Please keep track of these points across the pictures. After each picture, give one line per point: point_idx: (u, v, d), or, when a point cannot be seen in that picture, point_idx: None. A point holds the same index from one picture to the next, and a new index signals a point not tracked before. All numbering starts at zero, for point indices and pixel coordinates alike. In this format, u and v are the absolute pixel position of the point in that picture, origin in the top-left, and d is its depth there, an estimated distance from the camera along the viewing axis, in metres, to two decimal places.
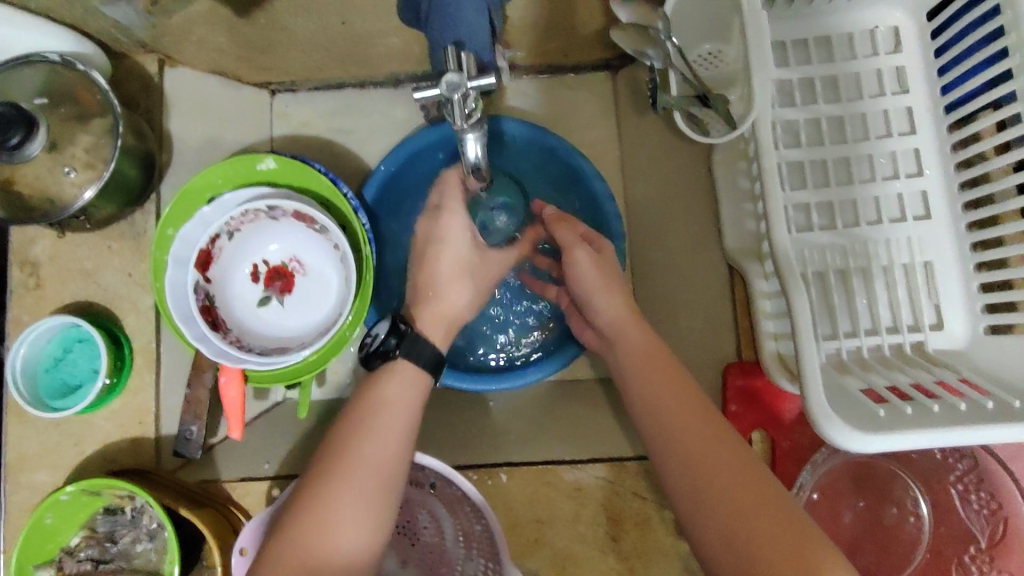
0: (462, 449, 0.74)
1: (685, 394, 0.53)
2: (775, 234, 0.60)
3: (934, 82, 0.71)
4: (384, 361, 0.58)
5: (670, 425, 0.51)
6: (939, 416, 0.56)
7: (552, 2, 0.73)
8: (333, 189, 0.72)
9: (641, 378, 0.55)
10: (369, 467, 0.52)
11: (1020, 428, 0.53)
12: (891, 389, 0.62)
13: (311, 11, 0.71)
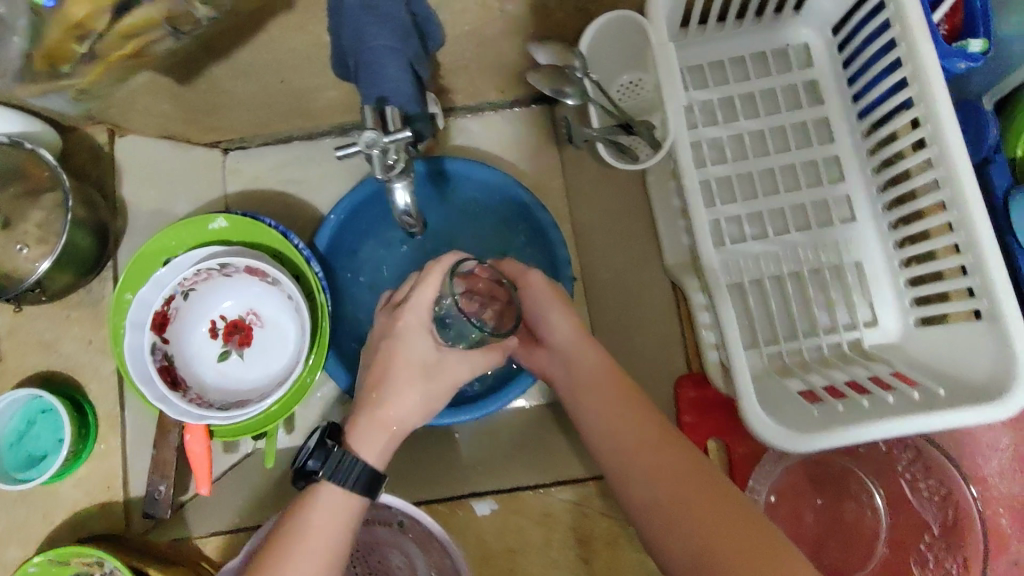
0: (430, 486, 0.74)
1: (648, 421, 0.54)
2: (702, 249, 0.64)
3: (845, 92, 0.74)
4: (306, 482, 0.54)
5: (626, 443, 0.53)
6: (868, 413, 0.59)
7: (479, 47, 0.77)
8: (284, 241, 0.75)
9: (591, 404, 0.57)
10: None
11: (944, 415, 0.56)
12: (828, 389, 0.66)
13: (249, 73, 0.75)
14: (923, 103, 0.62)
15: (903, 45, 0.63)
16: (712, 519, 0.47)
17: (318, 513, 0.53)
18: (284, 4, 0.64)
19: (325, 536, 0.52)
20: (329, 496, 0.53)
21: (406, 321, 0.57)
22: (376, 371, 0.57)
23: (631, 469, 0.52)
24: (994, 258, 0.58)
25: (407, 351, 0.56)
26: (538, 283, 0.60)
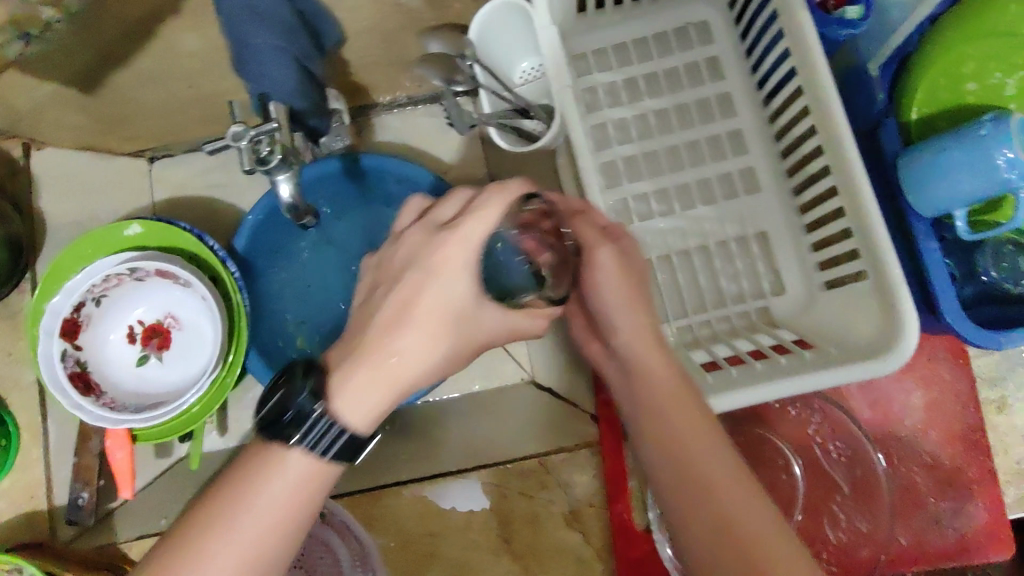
0: (364, 476, 0.76)
1: (696, 408, 0.46)
2: None
3: (744, 65, 0.75)
4: (273, 440, 0.42)
5: (666, 433, 0.45)
6: (758, 375, 0.60)
7: (384, 42, 0.78)
8: (198, 244, 0.76)
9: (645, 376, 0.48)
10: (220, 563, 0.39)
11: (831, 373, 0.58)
12: (729, 358, 0.67)
13: (155, 80, 0.76)
14: (803, 72, 0.62)
15: (783, 15, 0.63)
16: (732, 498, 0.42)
17: (278, 482, 0.41)
18: (173, 8, 0.64)
19: (249, 541, 0.40)
20: (276, 488, 0.41)
21: (448, 253, 0.44)
22: (394, 305, 0.44)
23: (680, 479, 0.44)
24: (876, 220, 0.58)
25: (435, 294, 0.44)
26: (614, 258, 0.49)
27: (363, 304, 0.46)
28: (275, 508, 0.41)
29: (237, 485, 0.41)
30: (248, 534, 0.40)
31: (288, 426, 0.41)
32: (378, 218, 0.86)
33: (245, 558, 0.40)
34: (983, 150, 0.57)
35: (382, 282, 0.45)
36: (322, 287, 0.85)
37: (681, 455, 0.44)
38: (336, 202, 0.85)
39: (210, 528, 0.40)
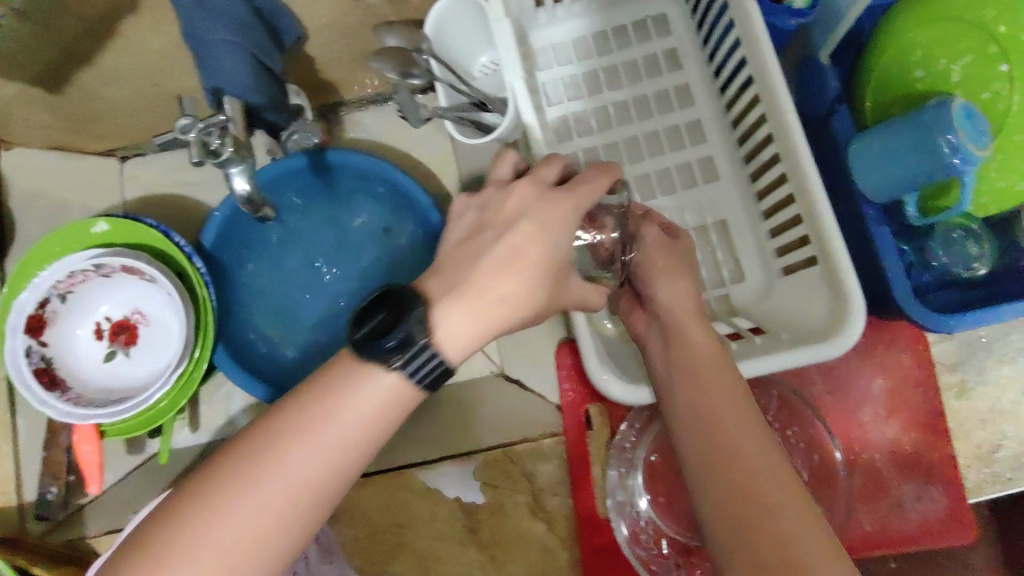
0: None
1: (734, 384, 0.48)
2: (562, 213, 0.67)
3: (702, 56, 0.76)
4: (371, 356, 0.39)
5: (702, 401, 0.47)
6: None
7: (347, 38, 0.78)
8: (164, 240, 0.77)
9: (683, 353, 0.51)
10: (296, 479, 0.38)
11: (777, 358, 0.59)
12: None
13: (120, 78, 0.76)
14: (753, 60, 0.63)
15: (734, 5, 0.64)
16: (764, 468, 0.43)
17: (362, 396, 0.39)
18: (129, 6, 0.65)
19: (331, 439, 0.38)
20: (360, 393, 0.39)
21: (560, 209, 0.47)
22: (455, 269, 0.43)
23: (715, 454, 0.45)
24: (822, 205, 0.59)
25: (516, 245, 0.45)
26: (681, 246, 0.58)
27: (468, 240, 0.46)
28: (357, 412, 0.39)
29: (323, 387, 0.39)
30: (333, 432, 0.38)
31: (393, 350, 0.39)
32: (348, 210, 0.87)
33: (324, 460, 0.38)
34: (928, 136, 0.57)
35: (492, 226, 0.46)
36: (284, 282, 0.85)
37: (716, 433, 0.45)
38: (304, 197, 0.85)
39: (290, 426, 0.38)
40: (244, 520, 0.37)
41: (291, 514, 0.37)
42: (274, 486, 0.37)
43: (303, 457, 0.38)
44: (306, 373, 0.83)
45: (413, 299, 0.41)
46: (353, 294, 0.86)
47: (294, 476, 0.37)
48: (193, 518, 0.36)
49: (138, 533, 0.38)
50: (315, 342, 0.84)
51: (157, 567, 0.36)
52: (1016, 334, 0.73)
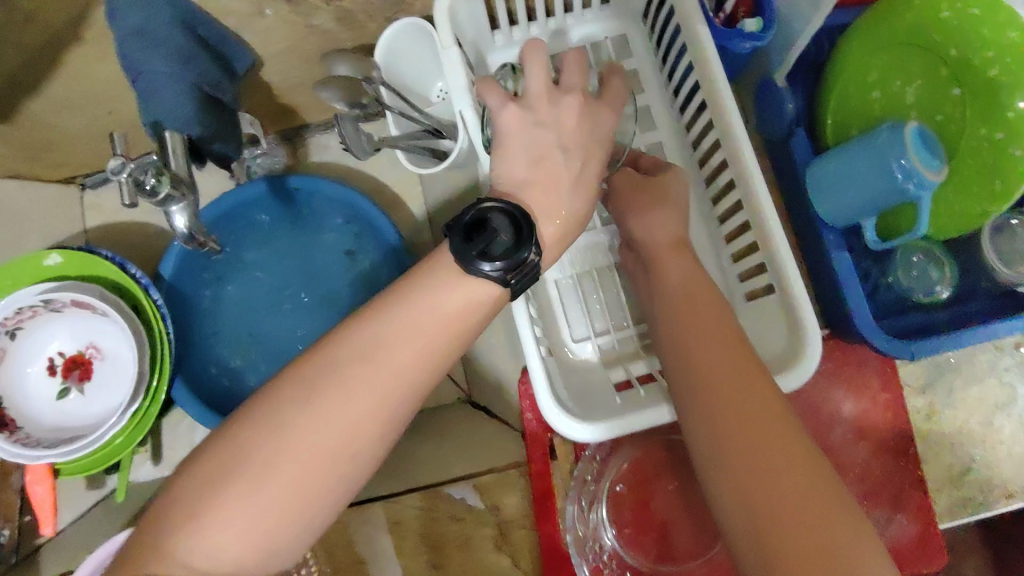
0: None
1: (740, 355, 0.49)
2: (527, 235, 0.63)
3: (662, 78, 0.75)
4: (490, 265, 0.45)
5: (713, 385, 0.47)
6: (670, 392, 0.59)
7: (305, 64, 0.77)
8: (120, 273, 0.75)
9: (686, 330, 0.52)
10: (395, 365, 0.42)
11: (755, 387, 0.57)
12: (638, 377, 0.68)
13: (74, 108, 0.75)
14: (705, 85, 0.62)
15: (686, 29, 0.64)
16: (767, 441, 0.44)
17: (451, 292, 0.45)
18: (73, 37, 0.64)
19: (431, 321, 0.43)
20: (453, 290, 0.45)
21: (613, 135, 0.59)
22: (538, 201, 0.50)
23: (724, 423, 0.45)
24: (776, 232, 0.58)
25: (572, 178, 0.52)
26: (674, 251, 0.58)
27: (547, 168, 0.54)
28: (453, 301, 0.45)
29: (418, 282, 0.45)
30: (434, 315, 0.44)
31: (504, 269, 0.46)
32: (308, 234, 0.85)
33: (425, 344, 0.43)
34: (883, 158, 0.57)
35: (566, 154, 0.54)
36: (246, 312, 0.83)
37: (728, 400, 0.46)
38: (265, 225, 0.83)
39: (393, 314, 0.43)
40: (358, 395, 0.41)
41: (398, 391, 0.42)
42: (383, 365, 0.42)
43: (407, 337, 0.43)
44: None
45: (526, 225, 0.48)
46: (317, 323, 0.84)
47: (398, 357, 0.42)
48: (323, 377, 0.41)
49: (253, 411, 0.40)
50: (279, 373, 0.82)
51: (270, 431, 0.39)
52: (984, 354, 0.72)
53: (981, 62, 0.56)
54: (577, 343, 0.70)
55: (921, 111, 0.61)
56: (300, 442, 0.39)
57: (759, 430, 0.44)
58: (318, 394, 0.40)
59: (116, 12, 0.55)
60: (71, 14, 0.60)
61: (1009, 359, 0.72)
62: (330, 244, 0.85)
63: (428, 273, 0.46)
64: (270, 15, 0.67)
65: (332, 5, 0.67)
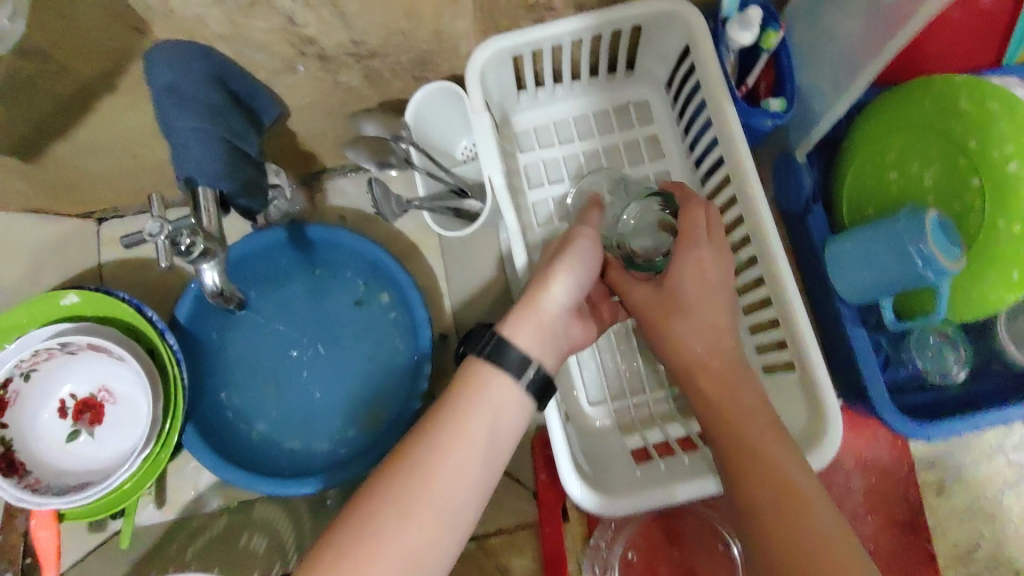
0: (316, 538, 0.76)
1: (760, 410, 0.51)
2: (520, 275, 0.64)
3: (683, 146, 0.76)
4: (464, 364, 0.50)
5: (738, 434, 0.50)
6: (706, 464, 0.59)
7: (331, 117, 0.78)
8: (138, 315, 0.75)
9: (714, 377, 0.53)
10: (457, 477, 0.45)
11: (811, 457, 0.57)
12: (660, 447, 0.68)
13: (100, 151, 0.75)
14: (729, 161, 0.64)
15: (712, 105, 0.65)
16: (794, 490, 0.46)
17: (491, 404, 0.48)
18: (107, 88, 0.64)
19: (495, 424, 0.47)
20: (495, 388, 0.48)
21: None
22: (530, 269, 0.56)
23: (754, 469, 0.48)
24: (797, 310, 0.59)
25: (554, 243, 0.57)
26: (704, 253, 0.56)
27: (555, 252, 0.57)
28: (505, 405, 0.48)
29: (470, 386, 0.48)
30: (495, 415, 0.48)
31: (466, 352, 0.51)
32: (327, 280, 0.85)
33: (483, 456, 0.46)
34: (900, 245, 0.58)
35: None
36: (259, 355, 0.83)
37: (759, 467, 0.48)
38: (284, 270, 0.84)
39: (456, 417, 0.47)
40: (428, 513, 0.44)
41: (465, 503, 0.45)
42: (451, 481, 0.45)
43: (467, 437, 0.46)
44: (279, 454, 0.80)
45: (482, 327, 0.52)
46: (331, 373, 0.83)
47: (464, 471, 0.45)
48: (399, 504, 0.43)
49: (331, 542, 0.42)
50: (290, 419, 0.82)
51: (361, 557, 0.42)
52: (992, 431, 0.73)
53: (999, 156, 0.57)
54: (591, 407, 0.70)
55: (937, 197, 0.62)
56: (393, 542, 0.42)
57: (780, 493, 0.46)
58: (407, 502, 0.43)
59: (153, 68, 0.57)
60: (106, 66, 0.61)
61: (1017, 436, 0.73)
62: (348, 291, 0.84)
63: (480, 380, 0.48)
64: (301, 71, 0.68)
65: (361, 64, 0.69)
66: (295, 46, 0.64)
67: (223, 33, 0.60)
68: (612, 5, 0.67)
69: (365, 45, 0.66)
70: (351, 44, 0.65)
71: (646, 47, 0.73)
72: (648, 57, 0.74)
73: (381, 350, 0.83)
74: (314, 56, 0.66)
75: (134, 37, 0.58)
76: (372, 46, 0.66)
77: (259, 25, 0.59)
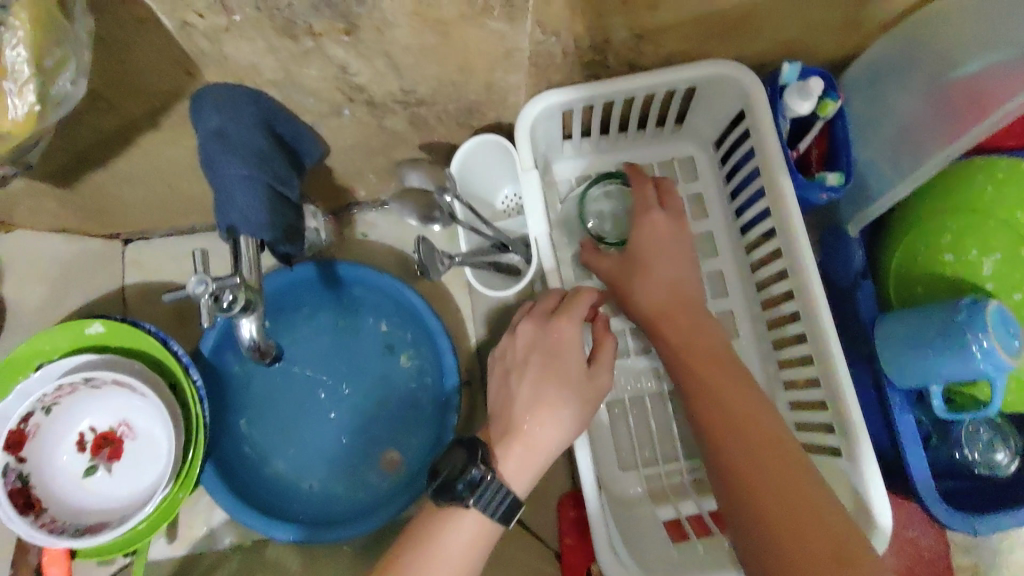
0: None
1: (739, 386, 0.55)
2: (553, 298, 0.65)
3: (728, 208, 0.75)
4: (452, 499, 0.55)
5: (720, 398, 0.54)
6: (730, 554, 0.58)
7: (370, 156, 0.77)
8: (163, 348, 0.74)
9: (693, 359, 0.57)
10: None
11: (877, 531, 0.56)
12: (694, 519, 0.67)
13: (135, 180, 0.74)
14: (782, 236, 0.63)
15: (766, 176, 0.64)
16: (764, 448, 0.51)
17: (456, 536, 0.54)
18: (150, 125, 0.63)
19: (460, 549, 0.54)
20: (465, 521, 0.54)
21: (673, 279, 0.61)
22: (528, 391, 0.60)
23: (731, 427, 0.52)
24: (849, 397, 0.58)
25: (566, 359, 0.60)
26: (656, 218, 0.64)
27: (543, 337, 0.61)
28: (468, 536, 0.54)
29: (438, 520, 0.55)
30: (457, 544, 0.54)
31: (466, 485, 0.55)
32: (353, 317, 0.83)
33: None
34: (958, 336, 0.57)
35: None
36: (280, 393, 0.82)
37: (732, 421, 0.53)
38: (311, 307, 0.82)
39: (420, 543, 0.54)
40: None
41: None
42: None
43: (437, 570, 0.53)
44: (298, 496, 0.79)
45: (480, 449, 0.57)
46: (354, 411, 0.82)
47: None
48: None
49: None
50: (311, 459, 0.80)
51: None
52: None
53: None
54: (623, 472, 0.69)
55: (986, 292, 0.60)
56: None
57: (751, 446, 0.51)
58: None
59: (202, 112, 0.56)
60: (153, 105, 0.59)
61: None
62: (375, 330, 0.83)
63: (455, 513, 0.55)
64: (346, 115, 0.67)
65: (408, 111, 0.67)
66: (343, 92, 0.62)
67: (274, 80, 0.58)
68: (670, 66, 0.65)
69: (415, 94, 0.64)
70: (401, 92, 0.63)
71: (697, 107, 0.72)
72: (698, 115, 0.73)
73: (408, 394, 0.82)
74: (362, 102, 0.64)
75: (184, 80, 0.56)
76: (422, 95, 0.65)
77: (311, 73, 0.58)
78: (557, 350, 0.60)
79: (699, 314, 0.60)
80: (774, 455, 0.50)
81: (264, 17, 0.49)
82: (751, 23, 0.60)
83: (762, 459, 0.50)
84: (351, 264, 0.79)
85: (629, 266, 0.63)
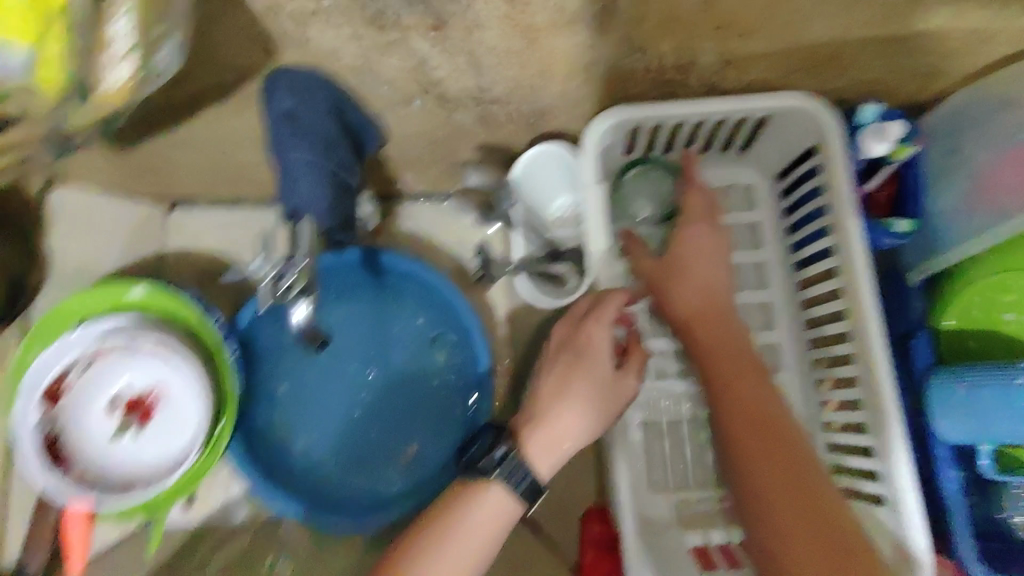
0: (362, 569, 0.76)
1: (754, 379, 0.58)
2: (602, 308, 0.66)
3: (784, 240, 0.75)
4: (480, 474, 0.59)
5: (743, 397, 0.57)
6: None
7: (430, 147, 0.76)
8: (203, 320, 0.74)
9: (723, 358, 0.60)
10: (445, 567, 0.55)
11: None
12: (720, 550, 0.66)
13: (195, 147, 0.74)
14: (844, 275, 0.62)
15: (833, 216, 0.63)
16: (781, 445, 0.54)
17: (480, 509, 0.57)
18: (222, 96, 0.63)
19: (483, 525, 0.56)
20: (494, 501, 0.57)
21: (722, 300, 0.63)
22: (554, 385, 0.62)
23: (753, 422, 0.56)
24: (898, 446, 0.57)
25: (590, 362, 0.62)
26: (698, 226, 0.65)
27: (569, 337, 0.64)
28: (496, 517, 0.57)
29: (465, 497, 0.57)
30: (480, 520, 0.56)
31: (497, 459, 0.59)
32: (390, 308, 0.82)
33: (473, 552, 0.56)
34: (1013, 396, 0.56)
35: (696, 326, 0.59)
36: (307, 373, 0.81)
37: (746, 414, 0.56)
38: (344, 292, 0.81)
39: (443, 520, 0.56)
40: None
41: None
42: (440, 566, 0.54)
43: (462, 544, 0.55)
44: (315, 480, 0.79)
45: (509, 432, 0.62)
46: (382, 403, 0.82)
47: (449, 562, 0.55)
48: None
49: None
50: (335, 445, 0.81)
51: None
52: None
53: None
54: (652, 494, 0.68)
55: None
56: None
57: (771, 436, 0.55)
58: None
59: (276, 96, 0.56)
60: (229, 77, 0.59)
61: None
62: (414, 324, 0.82)
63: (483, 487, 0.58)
64: (416, 105, 0.66)
65: (478, 107, 0.67)
66: (419, 84, 0.62)
67: (353, 64, 0.57)
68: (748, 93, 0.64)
69: (489, 92, 0.63)
70: (475, 90, 0.63)
71: (767, 135, 0.71)
72: (767, 144, 0.72)
73: (436, 389, 0.82)
74: (435, 95, 0.64)
75: (264, 57, 0.56)
76: (495, 94, 0.64)
77: (392, 63, 0.57)
78: (584, 354, 0.63)
79: (728, 320, 0.61)
80: (803, 473, 0.53)
81: (359, 5, 0.48)
82: (835, 59, 0.59)
83: (809, 513, 0.51)
84: (398, 258, 0.80)
85: (667, 267, 0.64)
